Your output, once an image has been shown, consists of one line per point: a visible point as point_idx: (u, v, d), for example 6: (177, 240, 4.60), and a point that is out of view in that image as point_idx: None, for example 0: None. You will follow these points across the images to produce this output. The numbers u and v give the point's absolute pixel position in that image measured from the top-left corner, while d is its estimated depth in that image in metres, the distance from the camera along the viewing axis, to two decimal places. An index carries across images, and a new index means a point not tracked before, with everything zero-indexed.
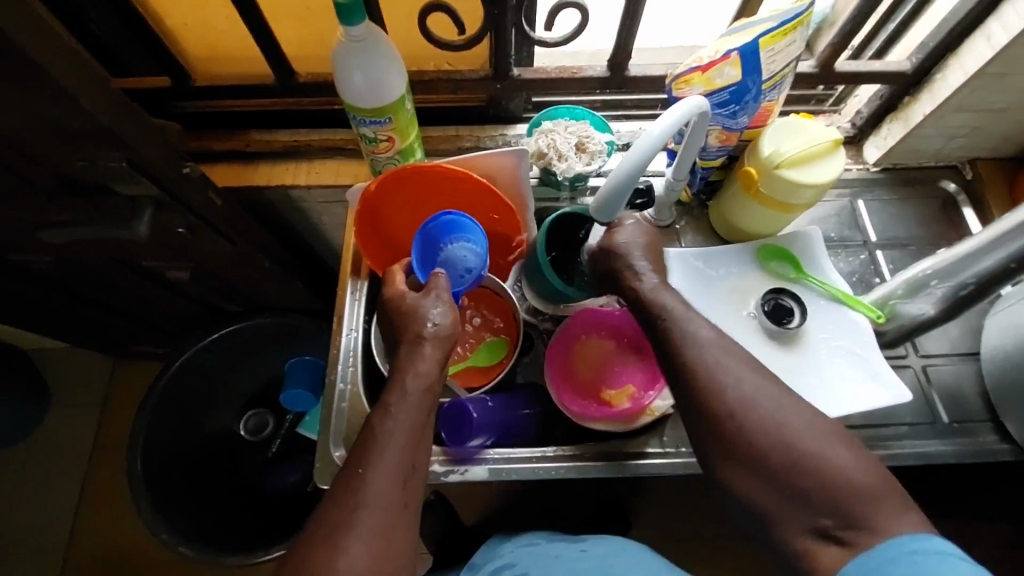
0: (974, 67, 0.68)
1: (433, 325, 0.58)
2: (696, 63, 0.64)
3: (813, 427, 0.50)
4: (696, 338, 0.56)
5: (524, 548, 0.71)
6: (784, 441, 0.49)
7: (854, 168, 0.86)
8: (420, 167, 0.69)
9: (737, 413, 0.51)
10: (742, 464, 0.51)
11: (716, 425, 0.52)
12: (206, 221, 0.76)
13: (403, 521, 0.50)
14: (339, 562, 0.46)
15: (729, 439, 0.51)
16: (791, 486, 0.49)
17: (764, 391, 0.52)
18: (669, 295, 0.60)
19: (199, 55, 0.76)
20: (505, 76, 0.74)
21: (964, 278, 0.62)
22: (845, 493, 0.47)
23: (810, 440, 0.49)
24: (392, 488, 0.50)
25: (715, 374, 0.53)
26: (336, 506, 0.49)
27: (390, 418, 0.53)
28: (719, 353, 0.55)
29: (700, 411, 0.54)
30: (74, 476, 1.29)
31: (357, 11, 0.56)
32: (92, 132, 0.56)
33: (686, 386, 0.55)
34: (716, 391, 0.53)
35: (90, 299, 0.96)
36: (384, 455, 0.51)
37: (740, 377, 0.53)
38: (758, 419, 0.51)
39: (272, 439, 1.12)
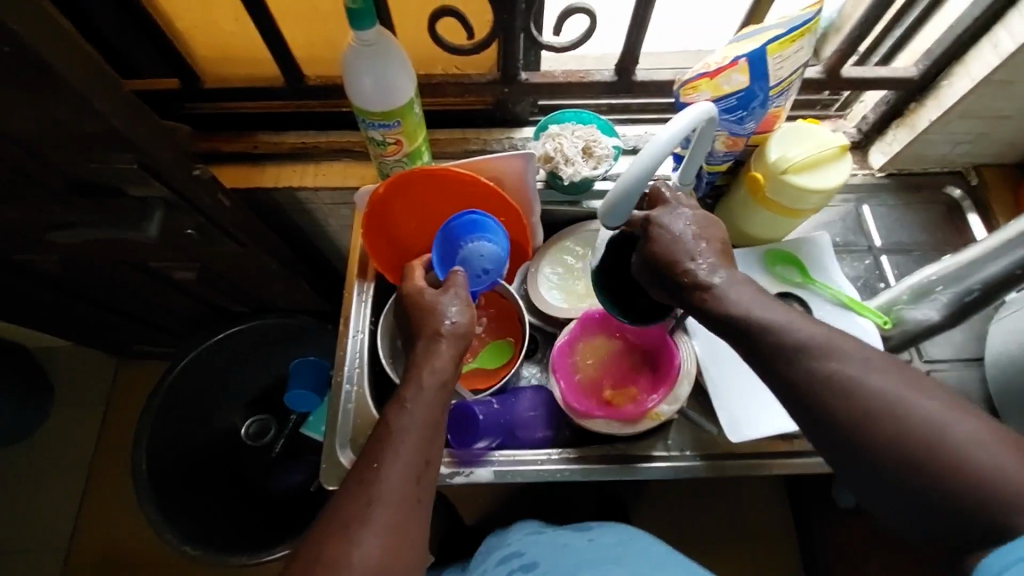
0: (981, 74, 0.68)
1: (450, 323, 0.58)
2: (704, 69, 0.64)
3: (951, 422, 0.41)
4: (799, 326, 0.47)
5: (533, 538, 0.71)
6: (926, 436, 0.41)
7: (859, 173, 0.86)
8: (428, 171, 0.69)
9: (859, 412, 0.43)
10: (872, 468, 0.43)
11: (834, 427, 0.44)
12: (214, 223, 0.77)
13: (414, 516, 0.49)
14: (350, 554, 0.46)
15: (850, 442, 0.43)
16: (935, 489, 0.40)
17: (889, 378, 0.43)
18: (735, 291, 0.51)
19: (208, 57, 0.76)
20: (512, 80, 0.75)
21: (970, 284, 0.63)
22: (994, 496, 0.38)
23: (961, 433, 0.40)
24: (408, 483, 0.50)
25: (823, 372, 0.45)
26: (348, 499, 0.49)
27: (408, 413, 0.53)
28: (829, 345, 0.46)
29: (813, 412, 0.45)
30: (78, 475, 1.29)
31: (367, 16, 0.57)
32: (103, 134, 0.57)
33: (788, 383, 0.46)
34: (829, 389, 0.44)
35: (97, 298, 0.97)
36: (398, 448, 0.51)
37: (854, 373, 0.44)
38: (890, 415, 0.42)
39: (275, 443, 1.14)
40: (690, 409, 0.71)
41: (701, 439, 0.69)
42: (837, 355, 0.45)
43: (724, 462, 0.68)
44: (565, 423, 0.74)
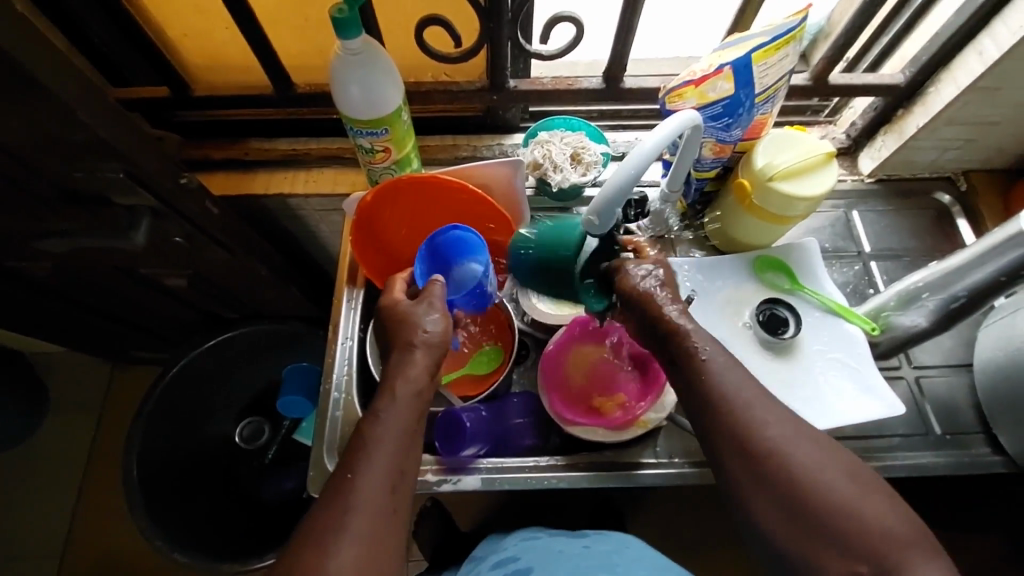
0: (966, 81, 0.68)
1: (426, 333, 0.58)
2: (690, 76, 0.64)
3: (849, 474, 0.48)
4: (733, 377, 0.53)
5: (527, 543, 0.71)
6: (820, 485, 0.47)
7: (848, 179, 0.86)
8: (416, 179, 0.70)
9: (774, 457, 0.48)
10: (771, 511, 0.48)
11: (748, 470, 0.49)
12: (203, 231, 0.77)
13: (392, 523, 0.50)
14: (328, 562, 0.46)
15: (771, 477, 0.48)
16: (823, 535, 0.45)
17: (799, 433, 0.49)
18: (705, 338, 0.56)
19: (198, 64, 0.76)
20: (501, 88, 0.75)
21: (956, 290, 0.63)
22: (881, 540, 0.44)
23: (854, 490, 0.46)
24: (382, 494, 0.50)
25: (752, 412, 0.50)
26: (325, 508, 0.49)
27: (382, 422, 0.53)
28: (752, 399, 0.51)
29: (733, 453, 0.50)
30: (72, 481, 1.29)
31: (352, 25, 0.57)
32: (86, 144, 0.57)
33: (715, 426, 0.52)
34: (751, 435, 0.49)
35: (88, 304, 0.97)
36: (371, 459, 0.51)
37: (779, 417, 0.50)
38: (795, 464, 0.48)
39: (268, 447, 1.11)
40: (680, 415, 0.71)
41: (691, 446, 0.69)
42: (763, 403, 0.51)
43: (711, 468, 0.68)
44: (554, 431, 0.74)
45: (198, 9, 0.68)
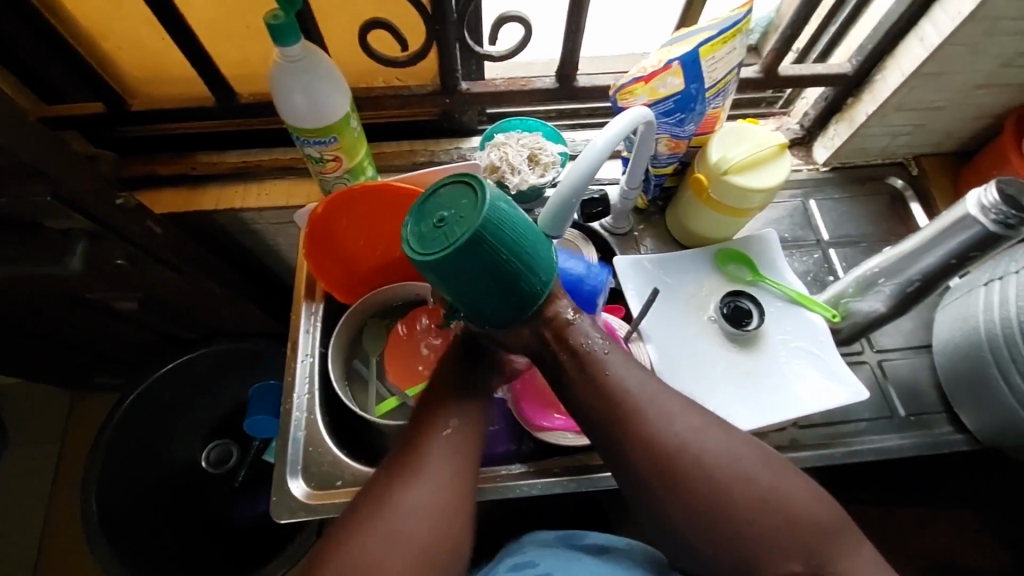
0: (909, 68, 0.70)
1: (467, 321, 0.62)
2: (639, 73, 0.63)
3: (765, 460, 0.50)
4: (631, 380, 0.52)
5: (550, 549, 0.67)
6: (729, 474, 0.49)
7: (804, 168, 0.87)
8: (367, 187, 0.67)
9: (688, 455, 0.49)
10: (689, 510, 0.49)
11: (657, 474, 0.49)
12: (148, 251, 0.73)
13: (461, 470, 0.53)
14: (404, 499, 0.50)
15: (687, 479, 0.49)
16: (739, 522, 0.48)
17: (706, 425, 0.51)
18: (592, 335, 0.53)
19: (136, 77, 0.73)
20: (453, 91, 0.73)
21: (910, 276, 0.63)
22: (801, 524, 0.48)
23: (761, 472, 0.49)
24: (449, 451, 0.53)
25: (661, 413, 0.51)
26: (394, 465, 0.53)
27: (451, 379, 0.58)
28: (652, 398, 0.51)
29: (642, 460, 0.50)
30: (31, 519, 1.22)
31: (291, 31, 0.54)
32: (11, 168, 0.54)
33: (621, 435, 0.51)
34: (658, 439, 0.50)
35: (35, 334, 0.92)
36: (445, 409, 0.56)
37: (688, 414, 0.51)
38: (703, 459, 0.49)
39: (237, 470, 1.07)
40: None
41: None
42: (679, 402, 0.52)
43: None
44: (528, 436, 0.72)
45: (132, 20, 0.65)
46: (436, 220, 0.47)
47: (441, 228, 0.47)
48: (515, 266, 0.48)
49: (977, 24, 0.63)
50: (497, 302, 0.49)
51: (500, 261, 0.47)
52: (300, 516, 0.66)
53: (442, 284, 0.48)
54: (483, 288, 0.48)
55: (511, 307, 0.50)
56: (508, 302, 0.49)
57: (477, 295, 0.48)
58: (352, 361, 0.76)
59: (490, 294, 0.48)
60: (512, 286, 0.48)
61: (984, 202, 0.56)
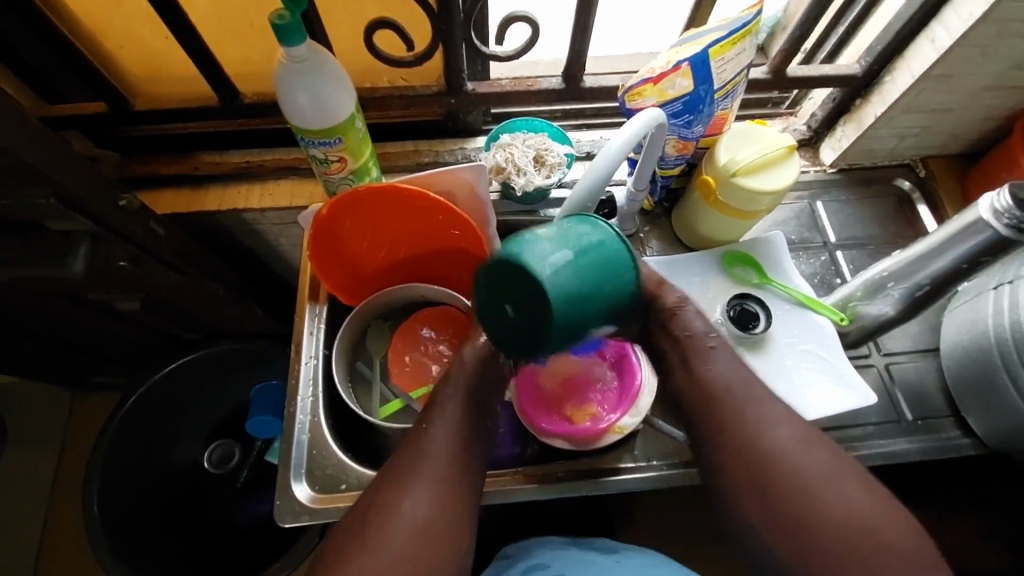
0: (920, 69, 0.69)
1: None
2: (647, 74, 0.63)
3: (866, 484, 0.49)
4: (739, 375, 0.53)
5: (558, 551, 0.68)
6: (817, 482, 0.48)
7: (811, 170, 0.87)
8: (372, 189, 0.66)
9: (787, 458, 0.49)
10: (768, 507, 0.48)
11: (746, 467, 0.49)
12: (150, 252, 0.73)
13: (459, 479, 0.53)
14: (401, 509, 0.50)
15: (783, 483, 0.48)
16: (815, 531, 0.46)
17: (807, 435, 0.50)
18: (700, 326, 0.56)
19: (138, 76, 0.72)
20: (459, 91, 0.73)
21: (919, 279, 0.63)
22: (897, 555, 0.45)
23: (855, 491, 0.48)
24: (456, 444, 0.54)
25: (764, 415, 0.51)
26: (401, 453, 0.54)
27: (453, 386, 0.57)
28: (755, 398, 0.52)
29: (733, 449, 0.50)
30: (32, 520, 1.22)
31: (296, 31, 0.54)
32: (13, 169, 0.53)
33: (717, 420, 0.52)
34: (756, 436, 0.50)
35: (36, 335, 0.91)
36: (447, 416, 0.55)
37: (790, 422, 0.51)
38: (797, 460, 0.49)
39: (238, 471, 1.07)
40: (657, 418, 0.70)
41: (668, 449, 0.68)
42: (785, 407, 0.52)
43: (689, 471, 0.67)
44: (531, 439, 0.72)
45: (133, 18, 0.64)
46: (507, 310, 0.49)
47: (516, 317, 0.48)
48: (597, 285, 0.50)
49: (990, 25, 0.62)
50: (609, 310, 0.51)
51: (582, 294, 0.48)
52: (304, 520, 0.65)
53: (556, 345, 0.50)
54: (589, 315, 0.49)
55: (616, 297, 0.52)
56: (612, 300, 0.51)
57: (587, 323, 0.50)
58: (356, 362, 0.76)
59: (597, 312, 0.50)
60: (610, 293, 0.51)
61: (996, 206, 0.55)
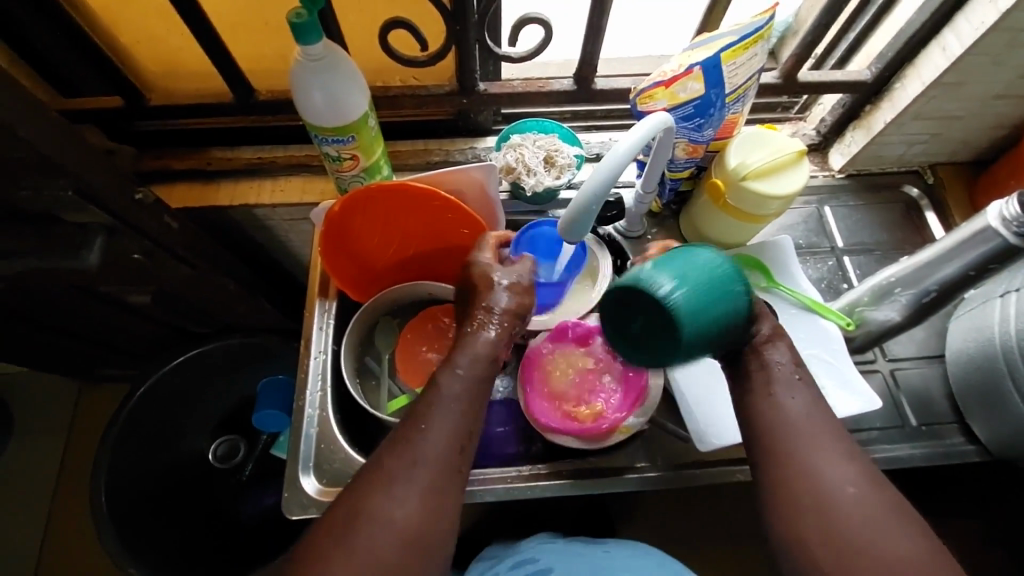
0: (930, 77, 0.69)
1: (500, 302, 0.57)
2: (659, 77, 0.63)
3: (924, 535, 0.47)
4: (804, 421, 0.51)
5: (546, 546, 0.68)
6: (863, 535, 0.47)
7: (820, 175, 0.87)
8: (384, 187, 0.67)
9: (843, 499, 0.48)
10: (808, 552, 0.48)
11: (801, 501, 0.49)
12: (163, 246, 0.73)
13: (444, 486, 0.51)
14: (385, 511, 0.49)
15: (836, 523, 0.48)
16: None
17: (868, 478, 0.49)
18: (780, 365, 0.53)
19: (154, 71, 0.73)
20: (470, 91, 0.73)
21: (927, 285, 0.63)
22: None
23: (906, 546, 0.46)
24: (447, 451, 0.51)
25: (826, 455, 0.50)
26: (390, 456, 0.51)
27: (448, 387, 0.53)
28: (821, 436, 0.51)
29: (781, 490, 0.50)
30: (39, 509, 1.23)
31: (312, 30, 0.54)
32: (33, 162, 0.54)
33: (772, 464, 0.51)
34: (815, 475, 0.49)
35: (48, 325, 0.92)
36: (437, 419, 0.52)
37: (852, 464, 0.50)
38: (846, 512, 0.48)
39: (244, 465, 1.07)
40: (663, 419, 0.70)
41: (672, 449, 0.69)
42: (850, 449, 0.51)
43: (690, 472, 0.68)
44: (537, 436, 0.72)
45: (151, 14, 0.65)
46: (634, 327, 0.53)
47: (643, 331, 0.53)
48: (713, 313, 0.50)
49: (1001, 34, 0.62)
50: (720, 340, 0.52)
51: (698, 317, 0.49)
52: (311, 512, 0.66)
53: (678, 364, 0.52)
54: (710, 340, 0.50)
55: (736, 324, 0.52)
56: (733, 325, 0.51)
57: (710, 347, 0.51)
58: (364, 358, 0.77)
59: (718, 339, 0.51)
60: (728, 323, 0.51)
61: (1005, 215, 0.56)
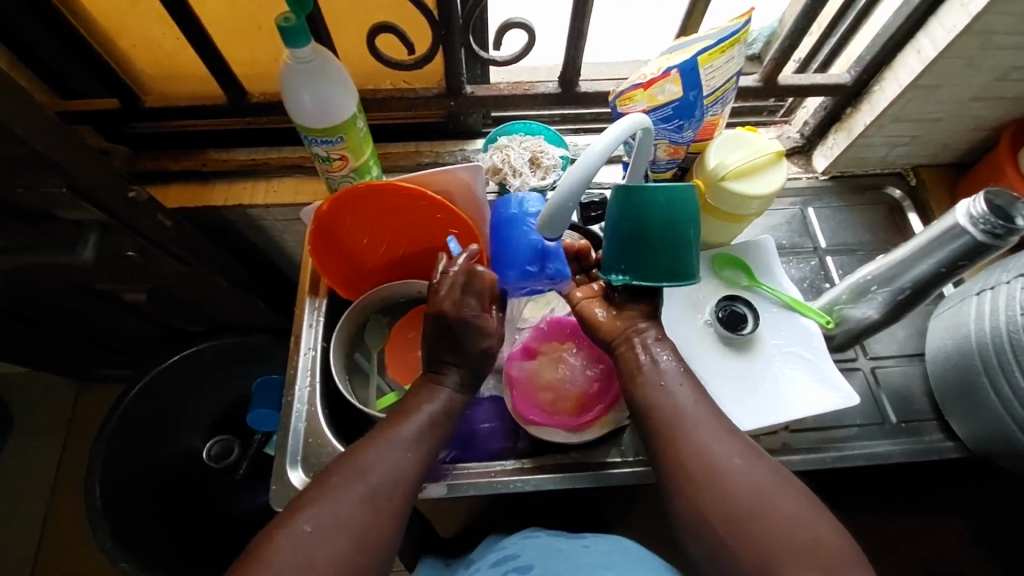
0: (907, 79, 0.71)
1: (454, 366, 0.64)
2: (640, 79, 0.65)
3: (799, 495, 0.50)
4: (690, 405, 0.57)
5: (526, 541, 0.69)
6: (754, 501, 0.50)
7: (803, 177, 0.89)
8: (373, 186, 0.68)
9: (722, 468, 0.52)
10: (707, 526, 0.50)
11: (689, 474, 0.52)
12: (156, 244, 0.75)
13: (399, 498, 0.54)
14: (337, 512, 0.51)
15: (722, 491, 0.50)
16: (755, 543, 0.48)
17: (746, 451, 0.53)
18: (665, 362, 0.60)
19: (151, 75, 0.76)
20: (458, 94, 0.75)
21: (901, 283, 0.64)
22: (828, 555, 0.47)
23: (794, 507, 0.49)
24: (400, 468, 0.55)
25: (708, 435, 0.54)
26: (347, 458, 0.55)
27: (416, 418, 0.59)
28: (701, 419, 0.55)
29: (678, 473, 0.53)
30: (36, 509, 1.24)
31: (301, 34, 0.56)
32: (28, 159, 0.55)
33: (668, 450, 0.55)
34: (702, 449, 0.53)
35: (45, 324, 0.94)
36: (398, 442, 0.57)
37: (730, 443, 0.54)
38: (732, 481, 0.51)
39: (238, 465, 1.07)
40: None
41: None
42: (729, 427, 0.55)
43: None
44: (522, 433, 0.74)
45: (146, 19, 0.67)
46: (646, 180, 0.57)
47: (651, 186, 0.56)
48: (689, 235, 0.57)
49: (972, 37, 0.64)
50: (672, 261, 0.57)
51: (684, 223, 0.56)
52: None
53: (619, 226, 0.57)
54: (656, 241, 0.56)
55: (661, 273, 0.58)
56: (667, 265, 0.57)
57: (641, 252, 0.57)
58: (354, 355, 0.78)
59: (655, 252, 0.57)
60: (682, 254, 0.57)
61: (973, 212, 0.58)
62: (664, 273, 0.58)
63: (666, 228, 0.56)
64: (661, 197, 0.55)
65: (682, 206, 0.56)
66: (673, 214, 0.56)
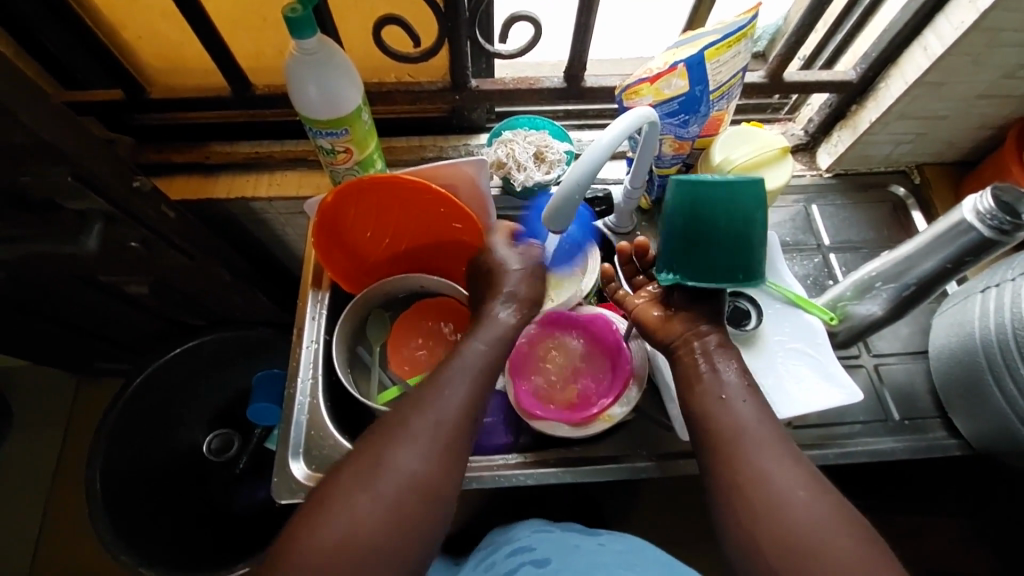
0: (913, 77, 0.70)
1: (510, 303, 0.65)
2: (645, 73, 0.64)
3: (863, 537, 0.48)
4: (752, 424, 0.55)
5: (540, 534, 0.69)
6: (812, 534, 0.48)
7: (806, 174, 0.89)
8: (376, 179, 0.68)
9: (781, 496, 0.50)
10: (757, 553, 0.49)
11: (745, 498, 0.51)
12: (159, 235, 0.75)
13: (458, 440, 0.53)
14: (393, 461, 0.50)
15: (777, 521, 0.49)
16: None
17: (807, 481, 0.51)
18: (728, 374, 0.59)
19: (155, 65, 0.75)
20: (462, 87, 0.75)
21: (906, 280, 0.64)
22: None
23: (852, 545, 0.47)
24: (457, 414, 0.54)
25: (769, 459, 0.52)
26: (402, 410, 0.54)
27: (467, 356, 0.59)
28: (764, 442, 0.53)
29: (731, 492, 0.52)
30: (34, 503, 1.24)
31: (307, 25, 0.56)
32: (33, 146, 0.55)
33: (724, 468, 0.53)
34: (761, 475, 0.51)
35: (46, 316, 0.94)
36: (453, 386, 0.56)
37: (793, 470, 0.52)
38: (792, 511, 0.49)
39: (238, 458, 1.09)
40: (648, 410, 0.71)
41: (656, 442, 0.70)
42: (794, 454, 0.53)
43: (674, 462, 0.68)
44: (525, 428, 0.74)
45: (150, 9, 0.67)
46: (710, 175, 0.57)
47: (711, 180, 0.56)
48: (750, 234, 0.55)
49: (980, 35, 0.64)
50: (731, 259, 0.56)
51: (744, 220, 0.55)
52: (300, 497, 0.67)
53: (675, 221, 0.58)
54: (713, 237, 0.56)
55: (724, 271, 0.57)
56: (723, 264, 0.57)
57: (695, 249, 0.57)
58: (357, 348, 0.78)
59: (711, 249, 0.56)
60: (740, 253, 0.56)
61: (980, 208, 0.58)
62: (720, 271, 0.57)
63: (723, 225, 0.55)
64: (721, 194, 0.55)
65: (743, 203, 0.55)
66: (732, 212, 0.55)
